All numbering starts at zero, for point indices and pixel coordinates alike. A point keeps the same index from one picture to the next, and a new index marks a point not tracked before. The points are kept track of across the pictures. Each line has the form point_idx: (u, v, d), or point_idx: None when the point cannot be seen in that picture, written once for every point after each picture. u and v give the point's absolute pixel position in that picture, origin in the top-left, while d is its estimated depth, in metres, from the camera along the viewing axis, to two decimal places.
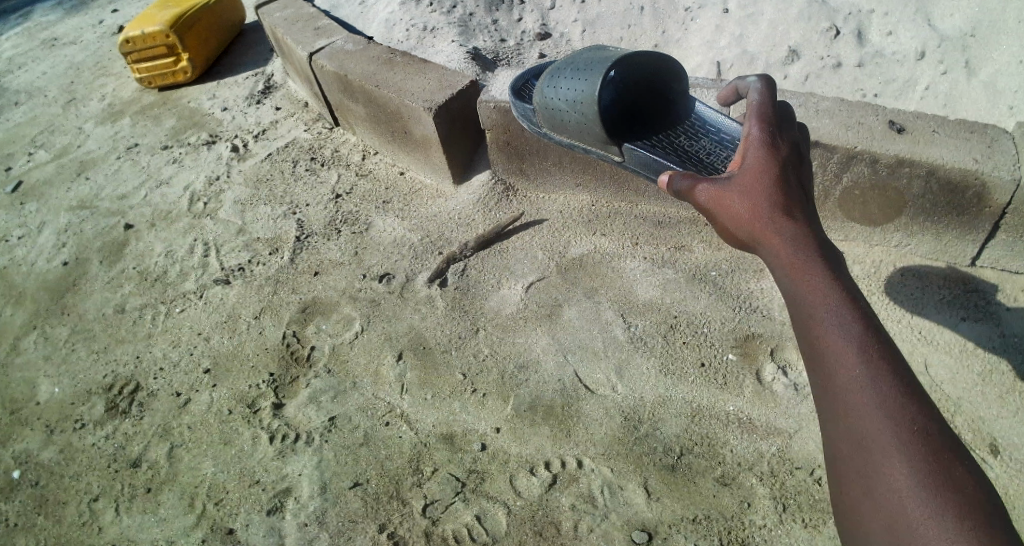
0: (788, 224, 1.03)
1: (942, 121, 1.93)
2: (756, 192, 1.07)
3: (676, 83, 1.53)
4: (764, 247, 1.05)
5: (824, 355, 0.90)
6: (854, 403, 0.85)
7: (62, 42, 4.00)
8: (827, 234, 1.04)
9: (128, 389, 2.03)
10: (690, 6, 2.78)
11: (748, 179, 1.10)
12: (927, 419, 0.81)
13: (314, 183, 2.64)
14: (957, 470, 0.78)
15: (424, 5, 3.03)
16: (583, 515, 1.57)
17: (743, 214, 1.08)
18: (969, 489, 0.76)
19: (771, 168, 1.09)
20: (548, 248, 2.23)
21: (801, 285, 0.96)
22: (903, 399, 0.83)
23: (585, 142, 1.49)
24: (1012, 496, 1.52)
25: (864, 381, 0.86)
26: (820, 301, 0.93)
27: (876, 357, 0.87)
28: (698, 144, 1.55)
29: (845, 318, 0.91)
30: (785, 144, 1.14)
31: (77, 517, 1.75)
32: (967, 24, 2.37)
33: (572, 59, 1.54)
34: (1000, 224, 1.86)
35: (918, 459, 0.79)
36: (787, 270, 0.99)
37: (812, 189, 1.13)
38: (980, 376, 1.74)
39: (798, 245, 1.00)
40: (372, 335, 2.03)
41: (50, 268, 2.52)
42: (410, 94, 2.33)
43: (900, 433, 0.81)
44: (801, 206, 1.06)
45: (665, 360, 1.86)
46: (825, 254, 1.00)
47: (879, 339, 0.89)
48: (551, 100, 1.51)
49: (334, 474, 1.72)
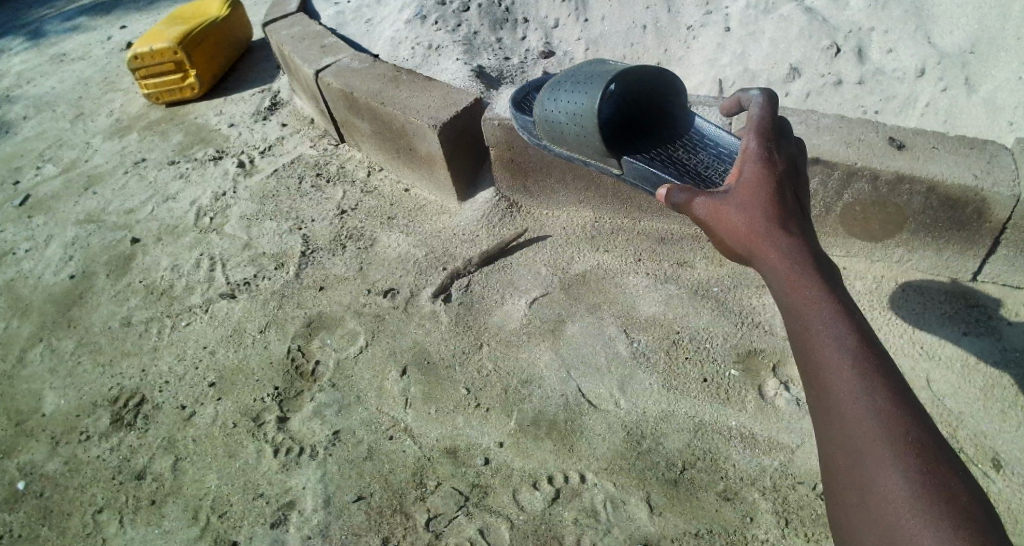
0: (784, 238, 1.05)
1: (943, 138, 1.95)
2: (753, 205, 1.09)
3: (672, 97, 1.57)
4: (760, 260, 1.06)
5: (820, 365, 0.92)
6: (849, 413, 0.87)
7: (71, 57, 4.05)
8: (824, 249, 1.06)
9: (133, 401, 2.05)
10: (692, 25, 2.81)
11: (745, 192, 1.11)
12: (922, 429, 0.83)
13: (320, 198, 2.66)
14: (953, 480, 0.79)
15: (429, 23, 3.07)
16: (586, 529, 1.57)
17: (741, 227, 1.09)
18: (964, 499, 0.77)
19: (768, 182, 1.11)
20: (552, 264, 2.24)
21: (798, 297, 0.98)
22: (898, 409, 0.85)
23: (583, 154, 1.51)
24: (1015, 511, 1.52)
25: (858, 390, 0.88)
26: (816, 312, 0.96)
27: (872, 367, 0.89)
28: (697, 158, 1.53)
29: (840, 330, 0.93)
30: (782, 159, 1.15)
31: (81, 529, 1.76)
32: (966, 42, 2.39)
33: (572, 73, 1.56)
34: (1001, 240, 1.87)
35: (913, 468, 0.80)
36: (784, 282, 1.01)
37: (808, 203, 1.15)
38: (981, 391, 1.75)
39: (796, 259, 1.02)
40: (376, 350, 2.05)
41: (57, 281, 2.54)
42: (415, 112, 2.36)
43: (895, 441, 0.82)
44: (798, 221, 1.08)
45: (668, 377, 1.87)
46: (822, 269, 1.02)
47: (874, 351, 0.91)
48: (551, 112, 1.52)
49: (337, 487, 1.73)
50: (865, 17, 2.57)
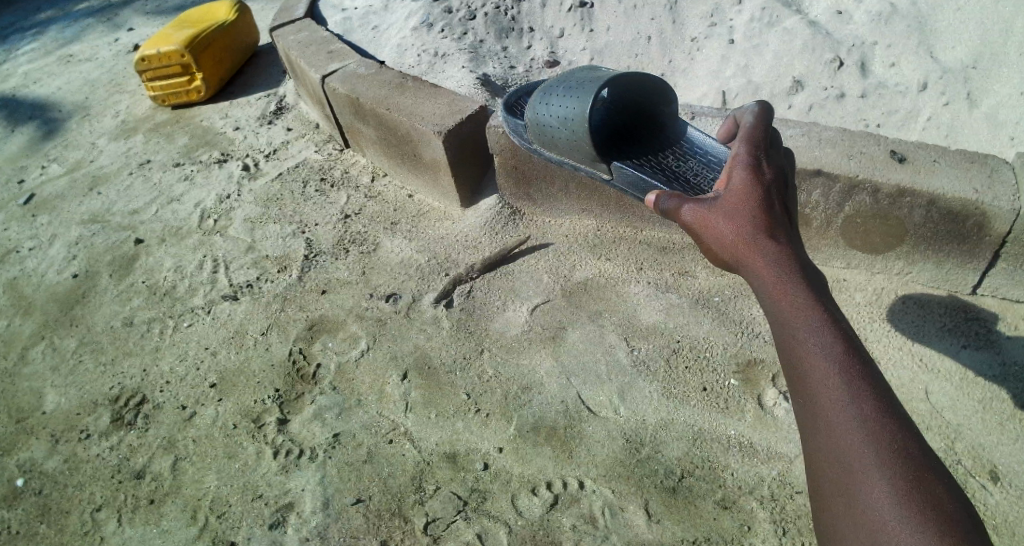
0: (771, 245, 1.06)
1: (943, 152, 1.97)
2: (741, 213, 1.11)
3: (664, 106, 1.59)
4: (747, 267, 1.08)
5: (805, 372, 0.94)
6: (834, 420, 0.88)
7: (78, 58, 4.06)
8: (812, 256, 1.08)
9: (133, 401, 2.06)
10: (696, 37, 2.83)
11: (734, 200, 1.13)
12: (907, 438, 0.85)
13: (324, 203, 2.67)
14: (937, 486, 0.80)
15: (436, 31, 3.10)
16: (584, 535, 1.58)
17: (728, 235, 1.11)
18: (949, 506, 0.78)
19: (755, 191, 1.13)
20: (554, 271, 2.25)
21: (784, 305, 1.00)
22: (884, 418, 0.86)
23: (574, 159, 1.53)
24: (1011, 522, 1.53)
25: (844, 400, 0.89)
26: (802, 320, 0.97)
27: (858, 374, 0.90)
28: (686, 165, 1.52)
29: (826, 338, 0.94)
30: (771, 168, 1.18)
31: (80, 527, 1.77)
32: (968, 58, 2.41)
33: (563, 79, 1.57)
34: (1001, 253, 1.89)
35: (898, 475, 0.81)
36: (770, 290, 1.03)
37: (796, 212, 1.17)
38: (980, 403, 1.75)
39: (782, 266, 1.04)
40: (378, 354, 2.06)
41: (60, 280, 2.55)
42: (421, 118, 2.37)
43: (881, 449, 0.84)
44: (786, 230, 1.10)
45: (668, 385, 1.88)
46: (808, 276, 1.03)
47: (860, 359, 0.92)
48: (542, 116, 1.53)
49: (337, 490, 1.74)
50: (868, 31, 2.59)
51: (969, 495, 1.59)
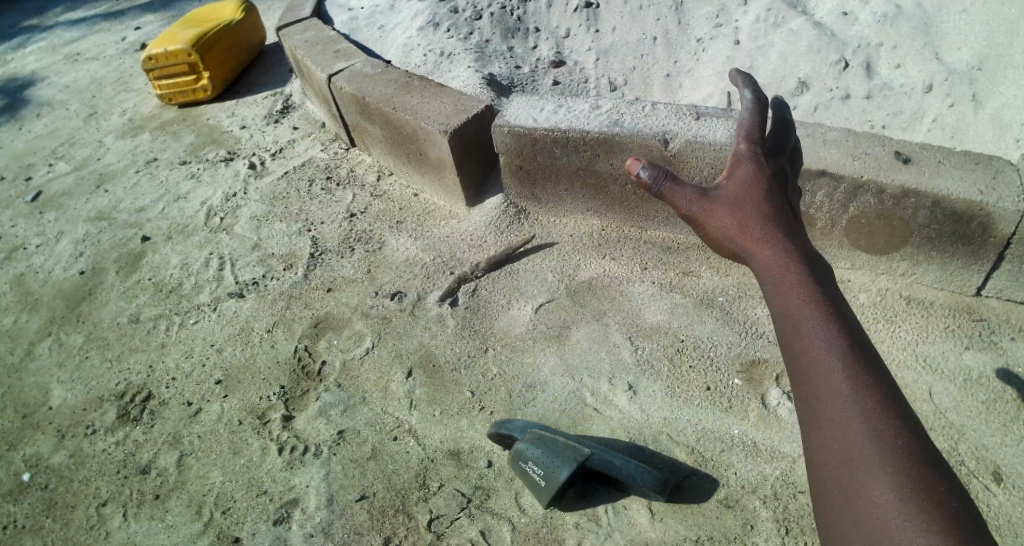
0: (776, 238, 1.12)
1: (948, 153, 1.97)
2: (747, 209, 1.17)
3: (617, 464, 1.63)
4: (752, 259, 1.13)
5: (810, 367, 0.97)
6: (836, 415, 0.91)
7: (85, 56, 4.08)
8: (818, 252, 1.12)
9: (139, 397, 2.07)
10: (702, 38, 2.83)
11: (740, 197, 1.19)
12: (908, 435, 0.86)
13: (329, 201, 2.68)
14: (938, 485, 0.81)
15: (442, 31, 3.10)
16: (587, 533, 1.60)
17: (732, 226, 1.17)
18: (950, 504, 0.79)
19: (759, 191, 1.19)
20: (559, 271, 2.26)
21: (788, 297, 1.04)
22: (887, 416, 0.88)
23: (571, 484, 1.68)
24: (1014, 523, 1.53)
25: (847, 394, 0.92)
26: (807, 316, 1.01)
27: (860, 371, 0.94)
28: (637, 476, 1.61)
29: (830, 333, 0.98)
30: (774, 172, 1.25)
31: (85, 521, 1.78)
32: (974, 59, 2.41)
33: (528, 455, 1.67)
34: (1005, 255, 1.90)
35: (900, 472, 0.82)
36: (775, 282, 1.08)
37: (799, 213, 1.23)
38: (983, 403, 1.76)
39: (786, 261, 1.08)
40: (383, 352, 2.07)
41: (67, 277, 2.56)
42: (427, 117, 2.38)
43: (882, 447, 0.85)
44: (790, 225, 1.15)
45: (673, 384, 1.89)
46: (811, 271, 1.08)
47: (862, 357, 0.95)
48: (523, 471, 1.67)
49: (341, 486, 1.75)
50: (874, 32, 2.59)
51: (972, 496, 1.59)
